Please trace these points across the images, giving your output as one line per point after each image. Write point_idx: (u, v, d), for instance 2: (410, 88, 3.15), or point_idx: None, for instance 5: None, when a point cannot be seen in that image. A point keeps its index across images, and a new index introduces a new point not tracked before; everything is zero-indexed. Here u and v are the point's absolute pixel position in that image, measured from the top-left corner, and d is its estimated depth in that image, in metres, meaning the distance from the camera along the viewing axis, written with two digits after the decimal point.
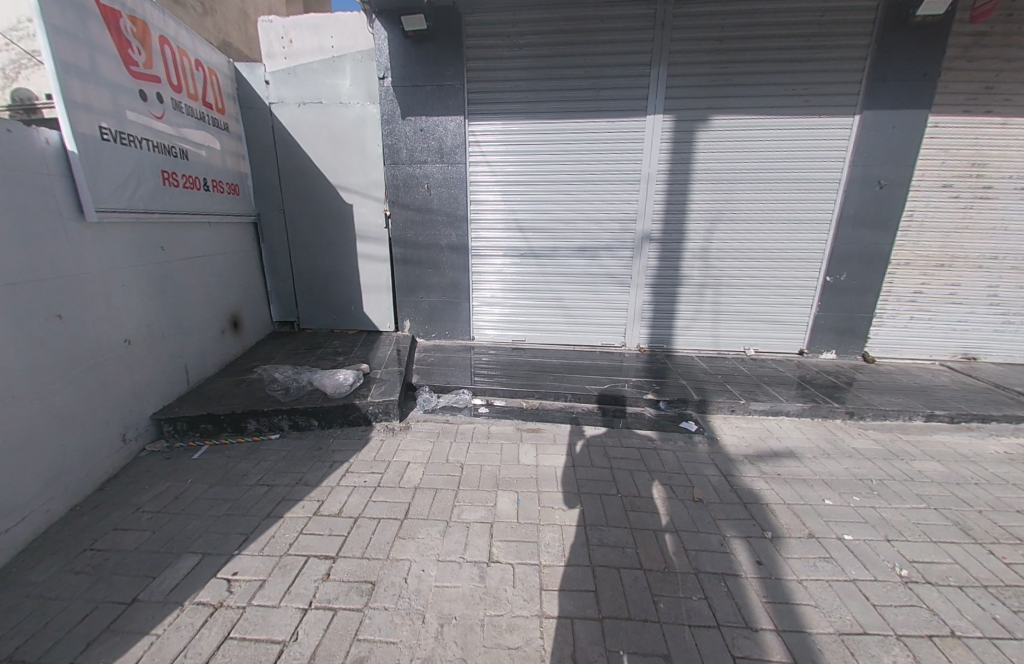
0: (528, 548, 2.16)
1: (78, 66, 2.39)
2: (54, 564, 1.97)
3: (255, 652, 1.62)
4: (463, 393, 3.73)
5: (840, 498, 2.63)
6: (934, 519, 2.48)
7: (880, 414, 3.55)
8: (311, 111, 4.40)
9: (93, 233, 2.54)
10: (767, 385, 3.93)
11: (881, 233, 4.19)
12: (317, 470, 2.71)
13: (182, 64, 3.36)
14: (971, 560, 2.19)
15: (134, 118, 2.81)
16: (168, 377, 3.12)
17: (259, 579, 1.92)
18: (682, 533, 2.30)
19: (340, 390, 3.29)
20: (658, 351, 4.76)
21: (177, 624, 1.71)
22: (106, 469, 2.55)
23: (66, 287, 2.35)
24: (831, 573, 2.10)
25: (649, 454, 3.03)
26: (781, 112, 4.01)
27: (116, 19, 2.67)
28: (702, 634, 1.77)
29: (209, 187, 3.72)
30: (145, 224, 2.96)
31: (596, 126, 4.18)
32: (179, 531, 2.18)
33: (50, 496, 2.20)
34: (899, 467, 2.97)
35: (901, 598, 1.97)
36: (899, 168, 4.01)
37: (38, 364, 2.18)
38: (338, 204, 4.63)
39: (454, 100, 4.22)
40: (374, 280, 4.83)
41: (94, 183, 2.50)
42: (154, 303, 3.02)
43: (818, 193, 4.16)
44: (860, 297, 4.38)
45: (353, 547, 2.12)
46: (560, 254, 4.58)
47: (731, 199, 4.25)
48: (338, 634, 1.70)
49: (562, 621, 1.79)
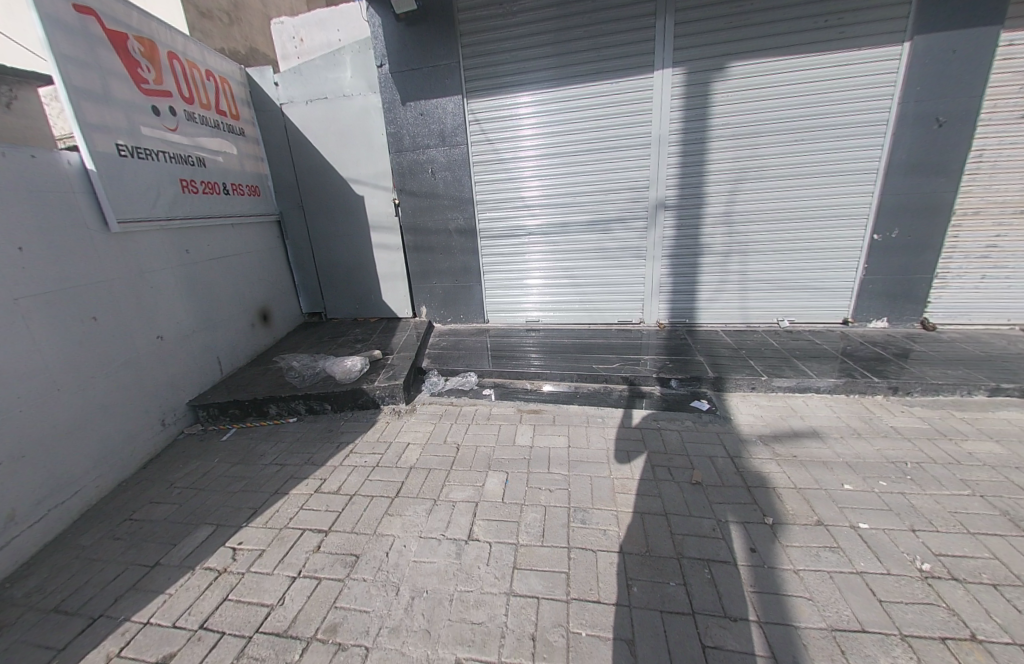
0: (508, 527, 2.18)
1: (89, 90, 2.63)
2: (101, 532, 2.30)
3: (246, 613, 1.80)
4: (470, 376, 3.79)
5: (863, 483, 2.37)
6: (976, 507, 2.17)
7: (931, 389, 3.12)
8: (318, 107, 4.53)
9: (118, 242, 2.82)
10: (797, 359, 3.59)
11: (942, 179, 3.61)
12: (324, 451, 2.90)
13: (193, 76, 3.58)
14: (1015, 556, 1.90)
15: (148, 133, 3.06)
16: (202, 368, 3.45)
17: (258, 548, 2.12)
18: (672, 517, 2.21)
19: (350, 375, 3.47)
20: (680, 326, 4.50)
21: (186, 586, 1.94)
22: (148, 451, 2.90)
23: (98, 292, 2.65)
24: (834, 564, 1.91)
25: (650, 434, 2.92)
26: (812, 49, 3.52)
27: (124, 41, 2.89)
28: (673, 621, 1.70)
29: (229, 191, 3.98)
30: (168, 231, 3.24)
31: (599, 90, 3.94)
32: (200, 505, 2.45)
33: (99, 474, 2.55)
34: (945, 448, 2.62)
35: (916, 595, 1.76)
36: (961, 100, 3.42)
37: (80, 360, 2.50)
38: (351, 196, 4.78)
39: (451, 79, 4.15)
40: (390, 269, 4.98)
41: (114, 196, 2.77)
42: (183, 302, 3.33)
43: (861, 140, 3.65)
44: (917, 256, 3.84)
45: (344, 522, 2.25)
46: (570, 232, 4.42)
47: (754, 156, 3.85)
48: (318, 602, 1.83)
49: (529, 599, 1.80)
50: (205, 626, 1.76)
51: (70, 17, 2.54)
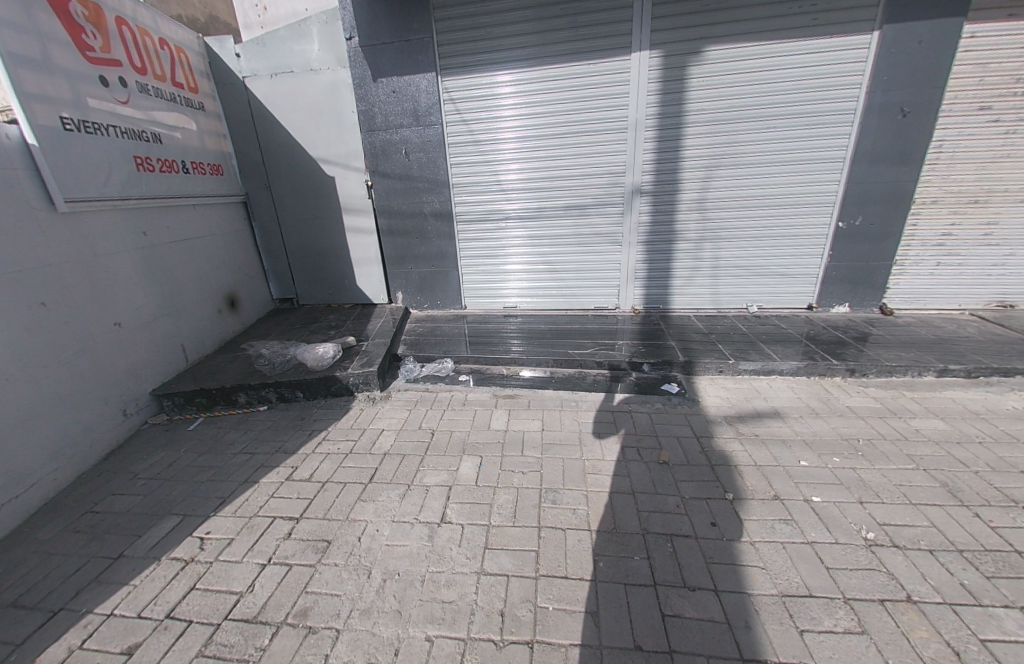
0: (481, 509, 2.22)
1: (28, 58, 2.44)
2: (60, 525, 2.23)
3: (215, 601, 1.79)
4: (445, 362, 3.78)
5: (818, 459, 2.50)
6: (919, 480, 2.32)
7: (885, 370, 3.29)
8: (284, 81, 4.32)
9: (67, 222, 2.65)
10: (764, 343, 3.72)
11: (904, 169, 3.74)
12: (296, 439, 2.86)
13: (145, 44, 3.35)
14: (950, 523, 2.06)
15: (96, 105, 2.86)
16: (164, 356, 3.33)
17: (227, 537, 2.09)
18: (638, 495, 2.29)
19: (323, 362, 3.41)
20: (654, 312, 4.58)
21: (152, 576, 1.91)
22: (108, 442, 2.80)
23: (46, 276, 2.50)
24: (788, 535, 2.03)
25: (622, 417, 2.99)
26: (786, 35, 3.55)
27: (65, 3, 2.68)
28: (636, 592, 1.78)
29: (188, 170, 3.79)
30: (123, 211, 3.07)
31: (576, 71, 3.88)
32: (166, 496, 2.40)
33: (55, 466, 2.46)
34: (894, 425, 2.78)
35: (860, 562, 1.89)
36: (925, 91, 3.52)
37: (28, 348, 2.36)
38: (321, 177, 4.62)
39: (425, 55, 4.01)
40: (364, 253, 4.87)
41: (60, 174, 2.60)
42: (142, 286, 3.18)
43: (829, 129, 3.73)
44: (878, 244, 3.99)
45: (316, 509, 2.25)
46: (546, 217, 4.40)
47: (728, 142, 3.89)
48: (289, 587, 1.83)
49: (499, 577, 1.85)
50: (171, 615, 1.74)
51: None
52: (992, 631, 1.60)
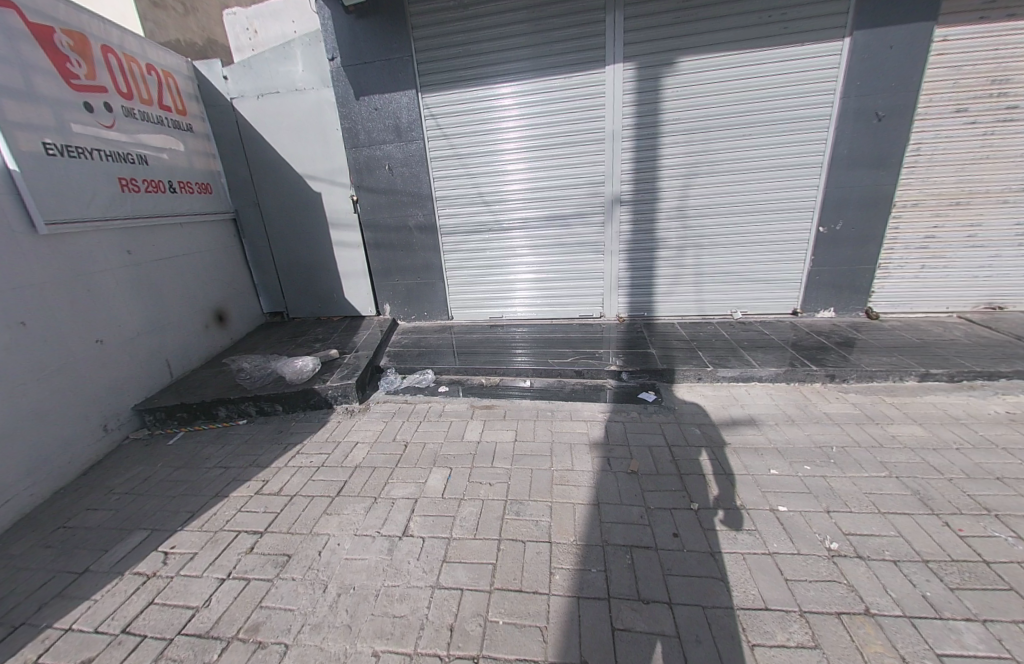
0: (443, 522, 2.22)
1: (11, 87, 2.55)
2: (31, 540, 2.27)
3: (170, 616, 1.81)
4: (426, 374, 3.81)
5: (789, 468, 2.47)
6: (890, 488, 2.28)
7: (866, 376, 3.25)
8: (270, 102, 4.44)
9: (48, 244, 2.74)
10: (745, 350, 3.69)
11: (883, 172, 3.72)
12: (271, 452, 2.89)
13: (132, 71, 3.48)
14: (917, 533, 2.01)
15: (80, 130, 2.97)
16: (148, 371, 3.40)
17: (191, 552, 2.12)
18: (603, 506, 2.27)
19: (302, 375, 3.46)
20: (638, 320, 4.57)
21: (112, 591, 1.93)
22: (88, 457, 2.86)
23: (25, 296, 2.58)
24: (749, 546, 2.00)
25: (596, 426, 2.98)
26: (759, 44, 3.57)
27: (49, 35, 2.80)
28: (589, 606, 1.76)
29: (175, 189, 3.89)
30: (107, 231, 3.16)
31: (553, 84, 3.94)
32: (137, 510, 2.43)
33: (32, 482, 2.51)
34: (871, 432, 2.73)
35: (821, 573, 1.85)
36: (899, 95, 3.52)
37: (6, 366, 2.43)
38: (308, 193, 4.71)
39: (405, 73, 4.10)
40: (351, 267, 4.94)
41: (41, 197, 2.69)
42: (126, 304, 3.26)
43: (805, 134, 3.73)
44: (861, 247, 3.96)
45: (281, 523, 2.27)
46: (529, 228, 4.43)
47: (706, 150, 3.90)
48: (244, 602, 1.85)
49: (453, 591, 1.85)
50: (127, 630, 1.76)
51: None
52: (949, 645, 1.56)
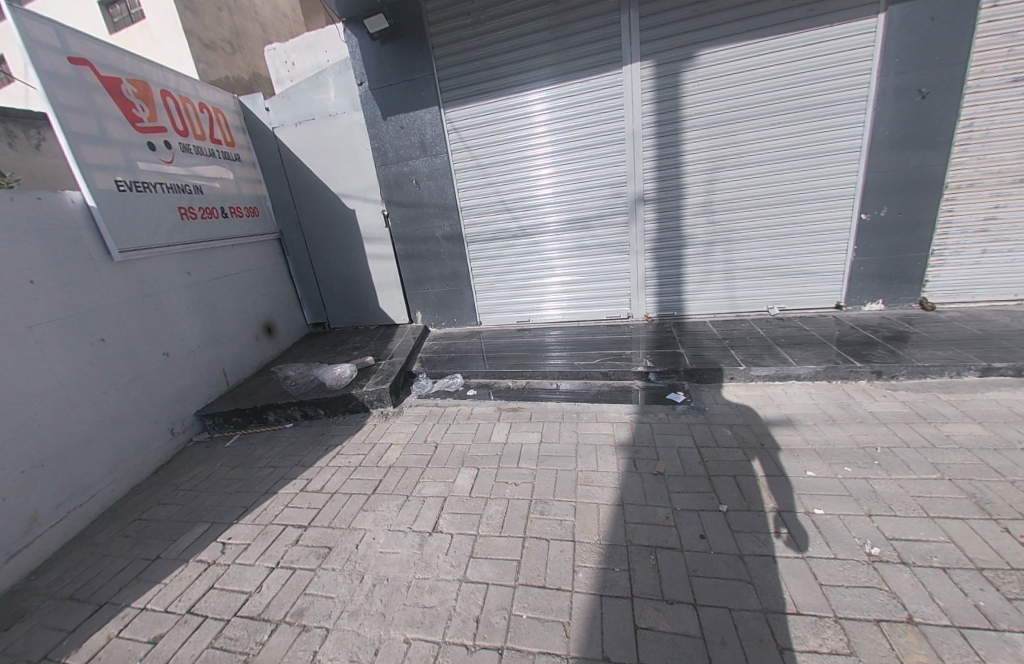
0: (471, 520, 2.30)
1: (88, 133, 2.93)
2: (114, 530, 2.58)
3: (227, 599, 2.00)
4: (456, 378, 3.93)
5: (827, 469, 2.36)
6: (942, 491, 2.13)
7: (917, 371, 3.04)
8: (307, 128, 4.77)
9: (122, 269, 3.11)
10: (782, 347, 3.54)
11: (931, 152, 3.47)
12: (313, 453, 3.11)
13: (187, 110, 3.89)
14: (972, 539, 1.87)
15: (145, 167, 3.36)
16: (207, 380, 3.74)
17: (245, 542, 2.33)
18: (628, 506, 2.27)
19: (341, 381, 3.68)
20: (668, 319, 4.49)
21: (179, 576, 2.17)
22: (158, 458, 3.19)
23: (105, 315, 2.94)
24: (781, 549, 1.94)
25: (622, 428, 2.97)
26: (784, 29, 3.46)
27: (117, 86, 3.20)
28: (611, 604, 1.77)
29: (227, 214, 4.27)
30: (171, 254, 3.53)
31: (569, 89, 3.99)
32: (199, 505, 2.70)
33: (113, 479, 2.84)
34: (921, 432, 2.55)
35: (859, 578, 1.77)
36: (943, 69, 3.28)
37: (90, 377, 2.78)
38: (344, 210, 5.00)
39: (428, 91, 4.29)
40: (385, 277, 5.17)
41: (115, 228, 3.05)
42: (187, 319, 3.62)
43: (840, 118, 3.55)
44: (909, 234, 3.70)
45: (322, 518, 2.44)
46: (552, 232, 4.48)
47: (731, 142, 3.80)
48: (290, 589, 2.01)
49: (479, 586, 1.92)
50: (192, 610, 1.97)
51: (66, 70, 2.86)
52: (1004, 658, 1.45)
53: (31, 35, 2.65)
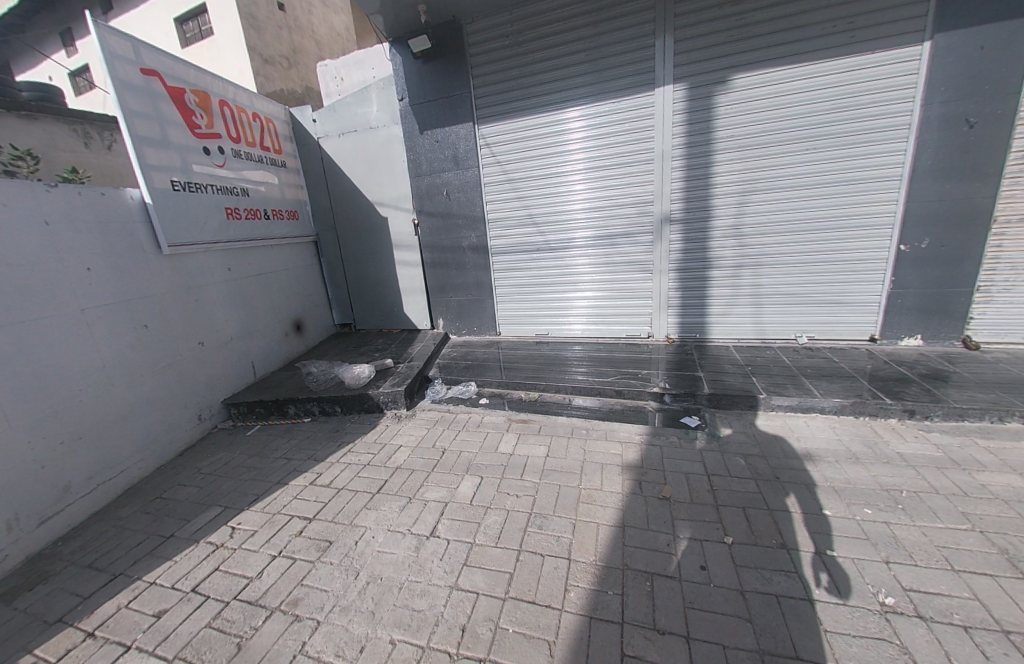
0: (468, 527, 2.31)
1: (151, 137, 3.21)
2: (137, 506, 2.74)
3: (229, 582, 2.08)
4: (470, 385, 3.97)
5: (844, 508, 2.24)
6: (971, 544, 1.99)
7: (955, 414, 2.85)
8: (349, 139, 5.03)
9: (169, 262, 3.35)
10: (808, 378, 3.39)
11: (978, 184, 3.31)
12: (326, 448, 3.20)
13: (241, 119, 4.19)
14: (1000, 599, 1.73)
15: (199, 169, 3.63)
16: (236, 371, 3.94)
17: (252, 529, 2.42)
18: (628, 529, 2.22)
19: (359, 381, 3.79)
20: (690, 342, 4.39)
21: (189, 555, 2.27)
22: (185, 441, 3.37)
23: (149, 304, 3.17)
24: (785, 588, 1.85)
25: (630, 448, 2.91)
26: (823, 55, 3.40)
27: (181, 95, 3.50)
28: (600, 628, 1.73)
29: (269, 216, 4.53)
30: (214, 251, 3.78)
31: (607, 108, 4.04)
32: (215, 489, 2.83)
33: (141, 457, 3.03)
34: (954, 479, 2.38)
35: (867, 629, 1.66)
36: (994, 99, 3.15)
37: (130, 360, 2.99)
38: (376, 217, 5.21)
39: (463, 107, 4.46)
40: (410, 284, 5.33)
41: (166, 224, 3.30)
42: (222, 312, 3.84)
43: (879, 146, 3.44)
44: (954, 268, 3.51)
45: (327, 512, 2.51)
46: (581, 247, 4.50)
47: (763, 166, 3.74)
48: (288, 578, 2.08)
49: (469, 594, 1.92)
50: (195, 589, 2.06)
51: (138, 80, 3.16)
52: None
53: (111, 49, 2.96)
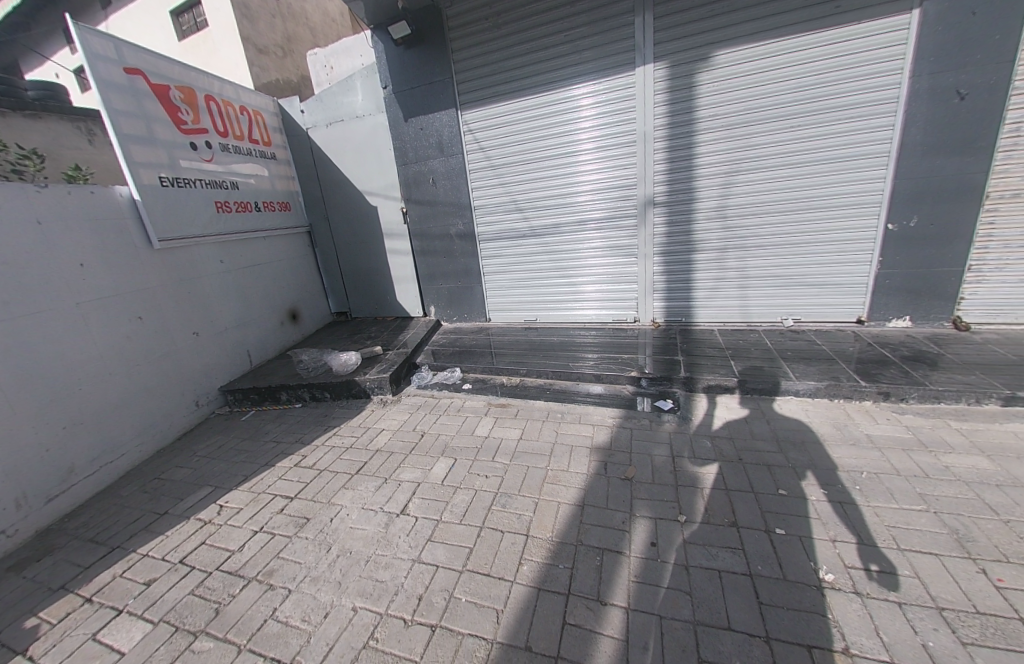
0: (436, 506, 2.43)
1: (137, 135, 3.31)
2: (136, 485, 2.94)
3: (212, 555, 2.25)
4: (454, 371, 4.07)
5: (801, 489, 2.28)
6: (922, 524, 2.01)
7: (930, 396, 2.83)
8: (337, 128, 5.07)
9: (161, 257, 3.49)
10: (786, 361, 3.39)
11: (970, 158, 3.19)
12: (313, 432, 3.36)
13: (228, 113, 4.26)
14: (939, 576, 1.77)
15: (186, 165, 3.73)
16: (232, 359, 4.11)
17: (238, 507, 2.59)
18: (587, 507, 2.31)
19: (347, 368, 3.93)
20: (676, 325, 4.39)
21: (179, 530, 2.45)
22: (183, 426, 3.57)
23: (142, 297, 3.32)
24: (729, 564, 1.92)
25: (602, 431, 2.98)
26: (807, 27, 3.28)
27: (165, 92, 3.58)
28: (546, 598, 1.84)
29: (261, 208, 4.64)
30: (206, 244, 3.90)
31: (618, 84, 3.87)
32: (208, 470, 3.01)
33: (141, 441, 3.23)
34: (918, 461, 2.39)
35: (803, 603, 1.72)
36: (986, 68, 3.01)
37: (125, 350, 3.15)
38: (366, 207, 5.27)
39: (446, 94, 4.44)
40: (401, 272, 5.40)
41: (155, 219, 3.43)
42: (216, 303, 3.99)
43: (864, 122, 3.34)
44: (944, 247, 3.42)
45: (308, 491, 2.66)
46: (585, 230, 4.41)
47: (746, 145, 3.66)
48: (266, 551, 2.23)
49: (429, 567, 2.04)
50: (183, 560, 2.24)
51: (122, 79, 3.25)
52: None
53: (92, 50, 3.05)
